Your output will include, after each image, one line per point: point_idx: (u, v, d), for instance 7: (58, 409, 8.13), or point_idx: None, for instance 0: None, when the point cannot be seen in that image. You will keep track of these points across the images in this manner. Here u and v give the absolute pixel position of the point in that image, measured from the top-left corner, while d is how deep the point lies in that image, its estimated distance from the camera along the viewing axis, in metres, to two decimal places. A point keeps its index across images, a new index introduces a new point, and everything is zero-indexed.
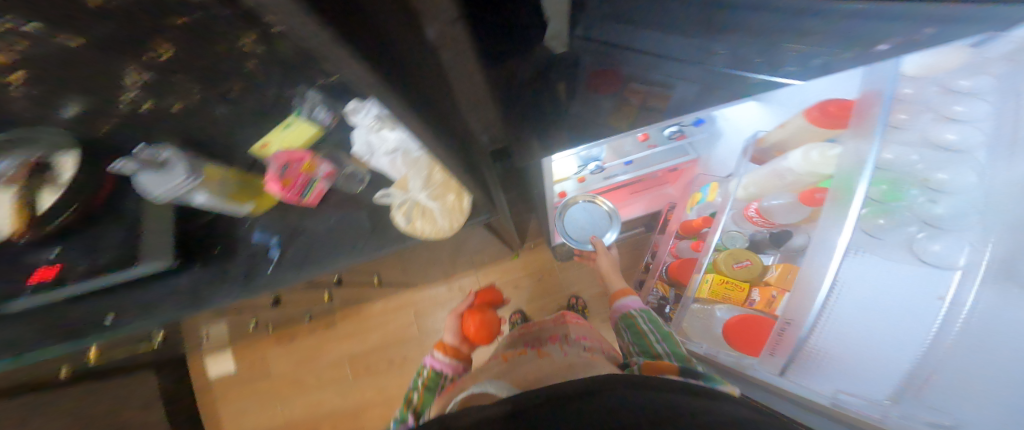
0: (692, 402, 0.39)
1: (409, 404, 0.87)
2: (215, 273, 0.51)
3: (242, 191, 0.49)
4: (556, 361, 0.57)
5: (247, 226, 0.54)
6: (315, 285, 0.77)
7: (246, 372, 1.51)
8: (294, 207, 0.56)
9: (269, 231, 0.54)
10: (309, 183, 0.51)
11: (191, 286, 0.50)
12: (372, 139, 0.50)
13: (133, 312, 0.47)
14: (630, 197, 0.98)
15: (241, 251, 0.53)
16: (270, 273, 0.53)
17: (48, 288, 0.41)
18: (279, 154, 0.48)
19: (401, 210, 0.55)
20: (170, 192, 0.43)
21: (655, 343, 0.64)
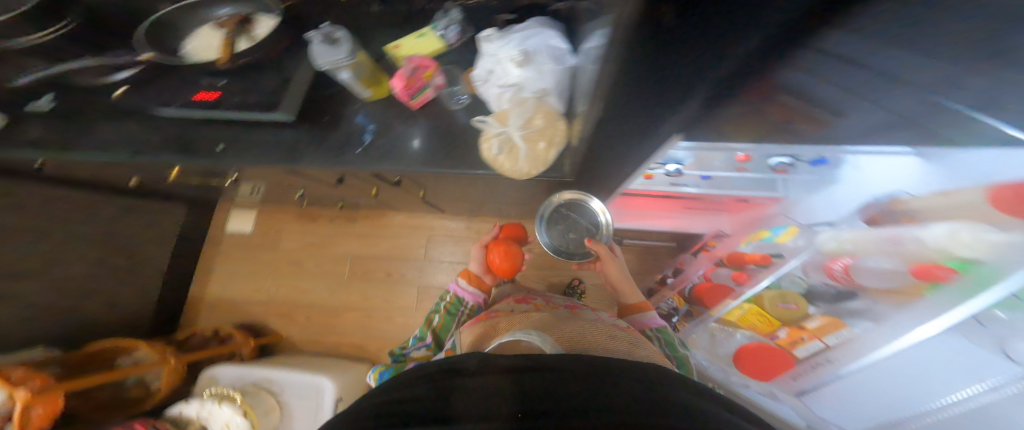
0: (674, 388, 0.39)
1: (432, 324, 0.91)
2: (312, 136, 0.63)
3: (371, 79, 0.58)
4: (577, 323, 0.61)
5: (356, 107, 0.65)
6: (374, 177, 0.83)
7: (259, 238, 1.56)
8: (397, 103, 0.65)
9: (370, 117, 0.64)
10: (422, 88, 0.59)
11: (293, 141, 0.62)
12: (497, 69, 0.51)
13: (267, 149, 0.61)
14: (681, 209, 0.92)
15: (344, 126, 0.64)
16: (358, 152, 0.62)
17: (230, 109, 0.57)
18: (416, 58, 0.57)
19: (489, 140, 0.52)
20: (333, 61, 0.52)
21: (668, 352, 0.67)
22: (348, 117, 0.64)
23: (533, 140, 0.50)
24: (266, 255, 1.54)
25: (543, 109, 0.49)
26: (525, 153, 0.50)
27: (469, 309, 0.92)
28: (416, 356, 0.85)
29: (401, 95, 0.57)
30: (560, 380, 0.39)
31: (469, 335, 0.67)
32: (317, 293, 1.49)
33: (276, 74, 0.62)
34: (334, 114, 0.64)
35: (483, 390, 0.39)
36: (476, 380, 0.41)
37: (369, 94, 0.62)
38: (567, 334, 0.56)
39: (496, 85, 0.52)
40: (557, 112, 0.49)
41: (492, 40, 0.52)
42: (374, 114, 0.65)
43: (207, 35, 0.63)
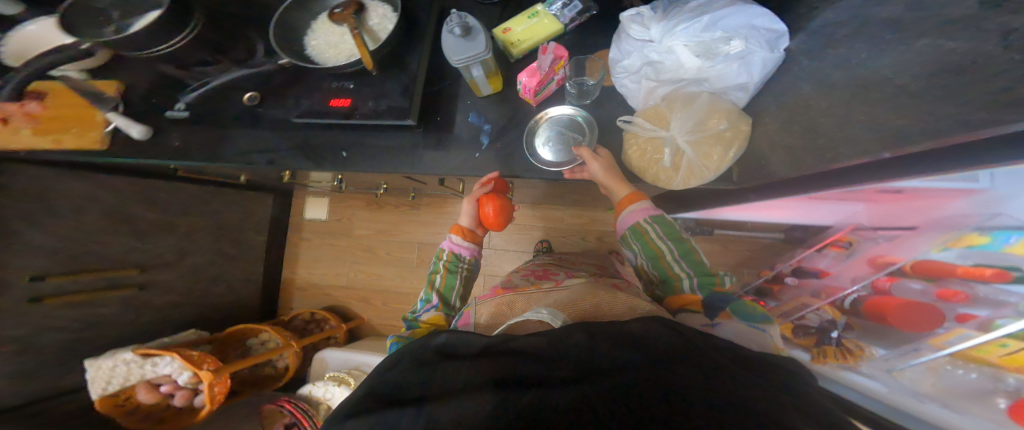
0: (687, 350, 0.32)
1: (432, 285, 0.68)
2: (431, 139, 0.63)
3: (495, 73, 0.56)
4: (578, 288, 0.50)
5: (467, 106, 0.62)
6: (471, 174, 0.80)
7: (334, 225, 1.59)
8: (515, 98, 0.61)
9: (484, 116, 0.61)
10: (548, 84, 0.54)
11: (413, 144, 0.63)
12: (663, 62, 0.42)
13: (395, 157, 0.63)
14: (787, 206, 0.71)
15: (459, 129, 0.62)
16: (477, 156, 0.61)
17: (366, 117, 0.55)
18: (548, 47, 0.51)
19: (638, 148, 0.46)
20: (468, 57, 0.49)
21: (670, 260, 0.54)
22: (462, 113, 0.62)
23: (706, 144, 0.41)
24: (341, 242, 1.58)
25: (722, 109, 0.41)
26: (693, 159, 0.42)
27: (471, 267, 0.71)
28: (426, 321, 0.64)
29: (529, 91, 0.53)
30: (548, 369, 0.32)
31: (485, 309, 0.52)
32: (390, 280, 1.52)
33: (397, 73, 0.57)
34: (445, 113, 0.63)
35: (470, 371, 0.34)
36: (466, 358, 0.36)
37: (488, 89, 0.59)
38: (577, 306, 0.45)
39: (656, 80, 0.43)
40: (738, 110, 0.41)
41: (641, 21, 0.43)
42: (489, 113, 0.62)
43: (327, 28, 0.59)
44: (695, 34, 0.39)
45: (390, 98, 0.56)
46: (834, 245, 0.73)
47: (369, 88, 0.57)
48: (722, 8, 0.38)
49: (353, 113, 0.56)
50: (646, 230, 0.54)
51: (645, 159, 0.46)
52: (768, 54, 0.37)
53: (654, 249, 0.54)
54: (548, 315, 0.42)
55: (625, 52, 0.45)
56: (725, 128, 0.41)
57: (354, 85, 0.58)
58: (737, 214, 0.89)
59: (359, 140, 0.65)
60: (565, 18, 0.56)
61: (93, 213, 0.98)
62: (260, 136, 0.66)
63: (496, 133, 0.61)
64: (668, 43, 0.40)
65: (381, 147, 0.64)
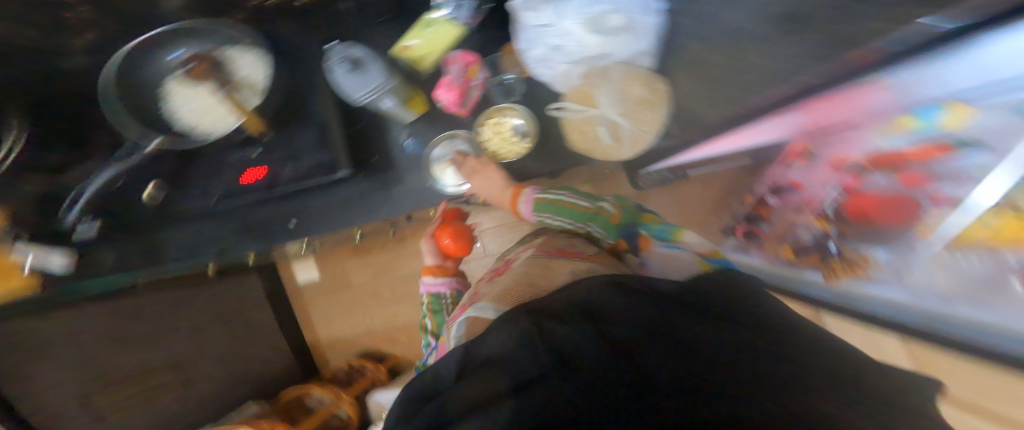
0: (665, 309, 0.28)
1: (426, 330, 0.70)
2: (376, 182, 0.56)
3: (412, 96, 0.53)
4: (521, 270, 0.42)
5: (395, 135, 0.55)
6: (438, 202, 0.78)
7: (329, 282, 1.55)
8: (445, 115, 0.57)
9: (421, 140, 0.57)
10: (469, 91, 0.52)
11: (358, 193, 0.57)
12: (567, 45, 0.40)
13: (349, 210, 0.58)
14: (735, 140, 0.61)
15: (400, 161, 0.56)
16: (428, 185, 0.57)
17: (296, 182, 0.51)
18: (453, 57, 0.50)
19: (575, 132, 0.45)
20: (366, 88, 0.49)
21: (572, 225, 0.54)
22: (394, 143, 0.55)
23: (636, 109, 0.41)
24: (342, 296, 1.54)
25: (639, 75, 0.40)
26: (630, 128, 0.42)
27: (454, 299, 0.71)
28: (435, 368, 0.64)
29: (453, 106, 0.50)
30: (527, 372, 0.26)
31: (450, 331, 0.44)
32: (405, 316, 1.50)
33: (306, 125, 0.51)
34: (378, 148, 0.55)
35: (453, 400, 0.27)
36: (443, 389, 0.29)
37: (410, 113, 0.54)
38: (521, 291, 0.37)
39: (568, 62, 0.41)
40: (652, 72, 0.41)
41: (532, 6, 0.39)
42: (426, 137, 0.57)
43: (184, 95, 0.49)
44: (587, 11, 0.37)
45: (309, 155, 0.51)
46: (795, 156, 0.69)
47: (279, 150, 0.51)
48: None
49: (279, 182, 0.52)
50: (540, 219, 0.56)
51: (586, 138, 0.44)
52: (651, 18, 0.38)
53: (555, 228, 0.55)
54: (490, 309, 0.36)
55: (527, 41, 0.41)
56: (649, 90, 0.41)
57: (264, 149, 0.52)
58: (686, 155, 0.83)
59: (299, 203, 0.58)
60: (463, 19, 0.51)
61: None
62: (211, 227, 0.60)
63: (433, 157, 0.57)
64: (562, 25, 0.38)
65: (331, 204, 0.58)
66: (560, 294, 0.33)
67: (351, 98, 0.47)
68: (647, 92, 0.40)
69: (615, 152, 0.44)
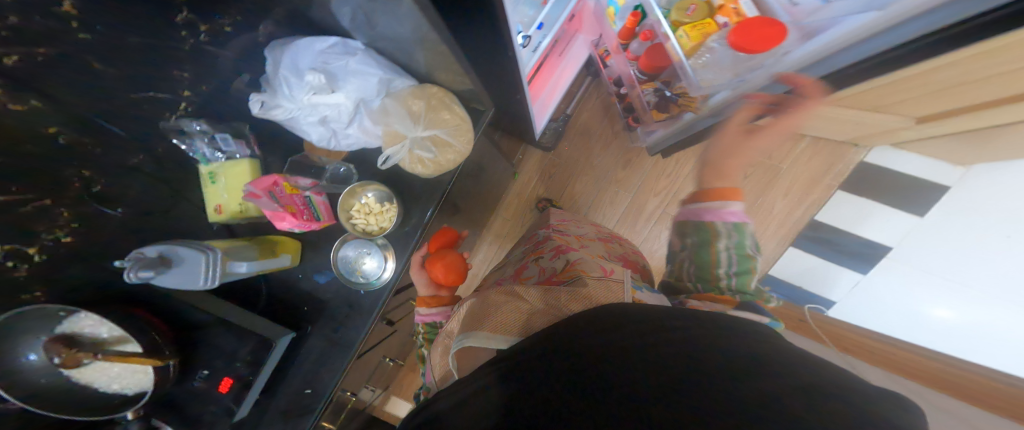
0: (607, 344, 0.34)
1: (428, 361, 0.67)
2: (326, 321, 0.58)
3: (264, 249, 0.50)
4: (491, 294, 0.52)
5: (304, 279, 0.58)
6: (397, 297, 0.79)
7: None
8: (320, 233, 0.59)
9: (325, 266, 0.59)
10: (308, 203, 0.52)
11: (324, 339, 0.58)
12: (328, 114, 0.51)
13: (325, 363, 0.57)
14: (551, 71, 1.13)
15: (325, 293, 0.59)
16: (364, 291, 0.58)
17: (258, 367, 0.50)
18: (251, 191, 0.46)
19: (414, 160, 0.57)
20: (194, 281, 0.38)
21: (716, 254, 0.50)
22: (310, 284, 0.58)
23: (434, 115, 0.56)
24: None
25: (406, 96, 0.55)
26: (435, 128, 0.56)
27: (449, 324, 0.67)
28: None
29: (306, 224, 0.51)
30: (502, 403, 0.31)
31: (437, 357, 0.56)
32: None
33: (212, 335, 0.50)
34: (306, 297, 0.59)
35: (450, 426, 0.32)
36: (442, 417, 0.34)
37: (287, 260, 0.55)
38: (499, 318, 0.46)
39: (344, 124, 0.53)
40: (411, 85, 0.56)
41: (272, 107, 0.49)
42: (325, 261, 0.59)
43: (100, 373, 0.44)
44: (309, 85, 0.48)
45: (236, 351, 0.50)
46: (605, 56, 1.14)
47: (216, 358, 0.50)
48: (301, 61, 0.49)
49: (243, 377, 0.50)
50: (720, 232, 0.51)
51: (424, 162, 0.57)
52: (357, 56, 0.50)
53: (708, 255, 0.50)
54: (483, 337, 0.45)
55: (306, 132, 0.53)
56: (423, 98, 0.56)
57: (206, 367, 0.50)
58: (549, 103, 1.20)
59: (285, 388, 0.57)
60: (241, 153, 0.56)
61: None
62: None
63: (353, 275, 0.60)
64: (304, 105, 0.49)
65: (311, 369, 0.57)
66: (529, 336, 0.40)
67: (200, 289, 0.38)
68: (422, 101, 0.55)
69: (444, 158, 0.58)
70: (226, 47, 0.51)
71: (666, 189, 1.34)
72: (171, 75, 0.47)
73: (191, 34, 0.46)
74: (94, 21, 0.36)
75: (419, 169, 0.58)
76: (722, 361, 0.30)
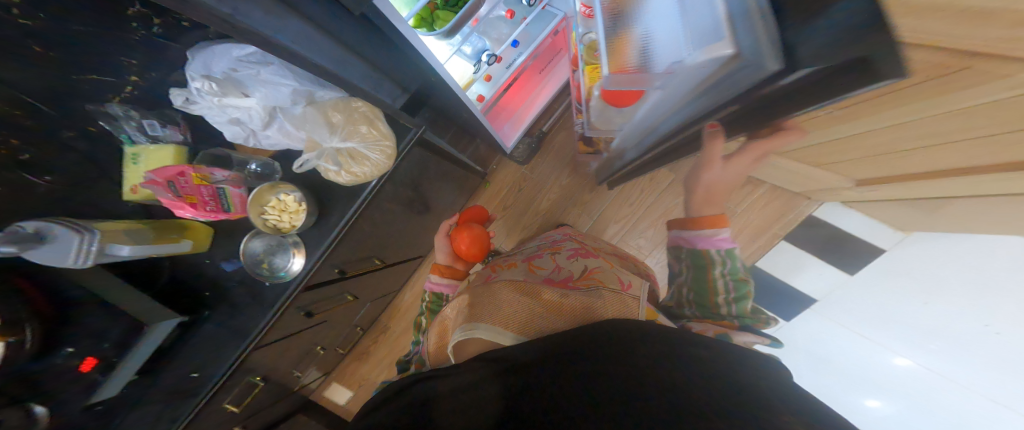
0: (608, 367, 0.37)
1: (418, 326, 0.76)
2: (225, 309, 0.64)
3: (166, 233, 0.54)
4: (510, 285, 0.55)
5: (213, 264, 0.63)
6: (322, 289, 0.84)
7: None
8: (237, 224, 0.63)
9: (234, 256, 0.63)
10: (218, 195, 0.56)
11: (221, 324, 0.65)
12: (240, 117, 0.55)
13: (225, 345, 0.65)
14: (530, 83, 1.19)
15: (229, 281, 0.63)
16: (267, 285, 0.63)
17: (130, 351, 0.56)
18: (152, 178, 0.50)
19: (330, 167, 0.61)
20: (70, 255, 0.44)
21: (717, 290, 0.57)
22: (218, 270, 0.63)
23: (352, 129, 0.60)
24: None
25: (328, 108, 0.60)
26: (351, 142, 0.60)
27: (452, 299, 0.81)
28: None
29: (212, 215, 0.56)
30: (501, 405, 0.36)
31: (431, 337, 0.59)
32: None
33: (96, 312, 0.53)
34: (212, 283, 0.63)
35: (450, 411, 0.37)
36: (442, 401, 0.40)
37: (191, 243, 0.58)
38: (507, 314, 0.49)
39: (260, 129, 0.57)
40: (335, 100, 0.60)
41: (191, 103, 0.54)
42: (236, 251, 0.63)
43: None
44: (218, 90, 0.52)
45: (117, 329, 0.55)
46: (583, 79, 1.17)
47: (84, 337, 0.53)
48: (213, 61, 0.51)
49: (111, 360, 0.55)
50: (714, 261, 0.58)
51: (341, 172, 0.61)
52: (272, 67, 0.53)
53: (706, 283, 0.57)
54: (492, 331, 0.47)
55: (224, 128, 0.57)
56: (343, 115, 0.60)
57: (75, 344, 0.52)
58: (529, 113, 1.25)
59: (180, 361, 0.64)
60: (170, 137, 0.60)
61: None
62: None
63: (263, 265, 0.65)
64: (217, 106, 0.53)
65: (209, 347, 0.65)
66: (539, 343, 0.43)
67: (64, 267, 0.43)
68: (342, 118, 0.60)
69: (360, 170, 0.62)
70: (178, 40, 0.53)
71: (629, 217, 1.36)
72: (116, 61, 0.50)
73: (143, 26, 0.48)
74: (36, 9, 0.40)
75: (341, 175, 0.62)
76: (720, 397, 0.32)
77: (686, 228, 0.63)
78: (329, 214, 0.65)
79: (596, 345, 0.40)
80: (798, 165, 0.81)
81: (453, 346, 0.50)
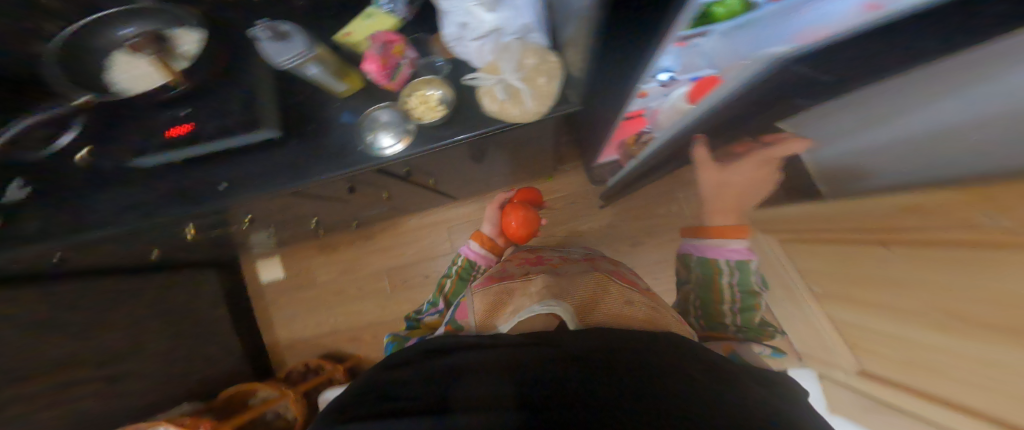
0: (621, 364, 0.42)
1: (442, 290, 0.96)
2: (309, 145, 0.61)
3: (342, 69, 0.57)
4: (582, 282, 0.70)
5: (336, 107, 0.63)
6: (386, 179, 0.86)
7: (296, 278, 1.65)
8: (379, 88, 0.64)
9: (357, 112, 0.62)
10: (397, 66, 0.58)
11: (289, 159, 0.60)
12: (466, 15, 0.51)
13: (278, 177, 0.60)
14: None
15: (334, 128, 0.62)
16: (358, 150, 0.61)
17: (221, 137, 0.53)
18: (376, 35, 0.57)
19: (487, 94, 0.54)
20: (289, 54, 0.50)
21: (723, 301, 0.77)
22: (335, 113, 0.63)
23: (532, 75, 0.52)
24: (308, 292, 1.63)
25: (531, 46, 0.53)
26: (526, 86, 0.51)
27: (480, 272, 0.99)
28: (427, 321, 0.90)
29: (380, 78, 0.57)
30: (515, 384, 0.40)
31: (481, 301, 0.71)
32: (368, 312, 1.59)
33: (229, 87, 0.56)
34: (317, 120, 0.62)
35: (472, 386, 0.43)
36: (465, 374, 0.45)
37: (344, 86, 0.60)
38: (580, 309, 0.61)
39: (471, 37, 0.53)
40: (542, 45, 0.53)
41: None
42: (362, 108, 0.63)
43: (132, 64, 0.56)
44: None
45: (234, 114, 0.55)
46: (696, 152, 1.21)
47: (206, 109, 0.55)
48: None
49: (198, 138, 0.54)
50: (723, 271, 0.78)
51: (495, 101, 0.54)
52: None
53: (713, 291, 0.78)
54: (570, 316, 0.57)
55: (445, 22, 0.54)
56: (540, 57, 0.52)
57: (193, 109, 0.55)
58: None
59: (232, 164, 0.61)
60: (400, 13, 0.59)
61: None
62: (155, 190, 0.61)
63: (370, 132, 0.61)
64: (460, 3, 0.51)
65: (259, 169, 0.60)
66: (580, 339, 0.48)
67: (271, 62, 0.52)
68: (526, 51, 0.51)
69: (512, 112, 0.54)
70: None
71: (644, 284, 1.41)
72: None
73: None
74: None
75: (494, 109, 0.54)
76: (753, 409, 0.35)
77: (698, 240, 0.83)
78: (453, 128, 0.60)
79: (636, 351, 0.45)
80: (831, 335, 0.96)
81: (517, 321, 0.61)
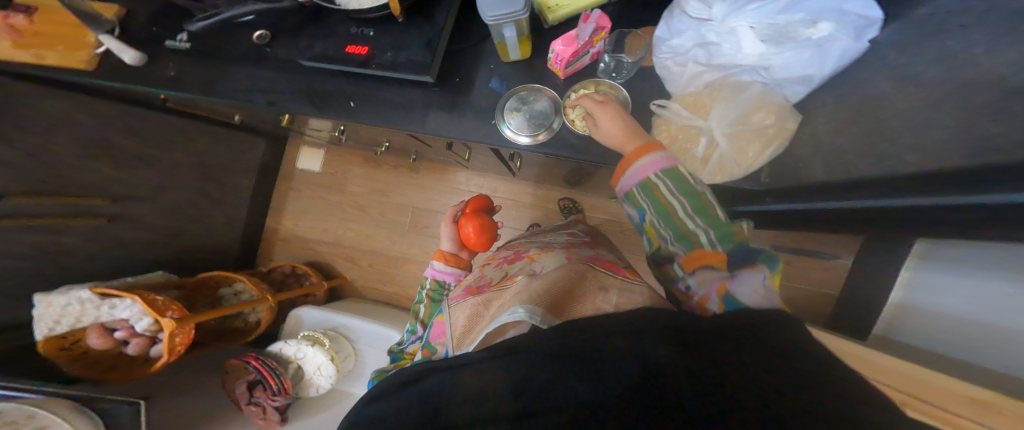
0: (651, 344, 0.27)
1: (418, 315, 0.72)
2: (447, 99, 0.62)
3: (526, 38, 0.55)
4: (553, 274, 0.52)
5: (488, 70, 0.62)
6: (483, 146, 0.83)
7: (328, 178, 1.63)
8: (536, 68, 0.61)
9: (506, 84, 0.61)
10: (582, 56, 0.54)
11: (426, 102, 0.62)
12: (717, 46, 0.49)
13: (401, 114, 0.61)
14: None
15: (476, 91, 0.62)
16: (490, 123, 0.60)
17: (385, 69, 0.53)
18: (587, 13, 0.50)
19: (670, 132, 0.52)
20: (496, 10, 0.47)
21: (678, 214, 0.44)
22: (484, 77, 0.62)
23: (746, 138, 0.48)
24: (334, 197, 1.62)
25: (769, 105, 0.48)
26: (728, 152, 0.49)
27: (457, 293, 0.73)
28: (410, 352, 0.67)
29: (559, 61, 0.54)
30: (516, 402, 0.27)
31: (463, 314, 0.55)
32: (379, 241, 1.58)
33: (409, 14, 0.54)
34: (466, 77, 0.62)
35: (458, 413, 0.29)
36: (443, 398, 0.31)
37: (517, 53, 0.59)
38: (553, 305, 0.45)
39: (704, 65, 0.50)
40: (784, 108, 0.48)
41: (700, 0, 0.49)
42: (512, 81, 0.61)
43: None
44: (768, 17, 0.44)
45: (410, 51, 0.53)
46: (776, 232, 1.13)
47: (389, 38, 0.54)
48: None
49: (370, 63, 0.53)
50: (655, 185, 0.45)
51: (673, 139, 0.52)
52: (849, 43, 0.40)
53: (666, 207, 0.45)
54: (537, 315, 0.42)
55: (675, 31, 0.52)
56: (770, 123, 0.48)
57: (375, 32, 0.54)
58: None
59: (372, 89, 0.62)
60: None
61: (67, 140, 0.97)
62: (279, 76, 0.62)
63: (513, 101, 0.59)
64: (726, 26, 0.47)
65: (398, 102, 0.62)
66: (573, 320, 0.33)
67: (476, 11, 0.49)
68: (752, 106, 0.48)
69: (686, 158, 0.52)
70: None
71: None
72: None
73: None
74: None
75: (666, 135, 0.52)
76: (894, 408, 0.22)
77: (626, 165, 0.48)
78: (594, 146, 0.56)
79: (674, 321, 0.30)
80: None
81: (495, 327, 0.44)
